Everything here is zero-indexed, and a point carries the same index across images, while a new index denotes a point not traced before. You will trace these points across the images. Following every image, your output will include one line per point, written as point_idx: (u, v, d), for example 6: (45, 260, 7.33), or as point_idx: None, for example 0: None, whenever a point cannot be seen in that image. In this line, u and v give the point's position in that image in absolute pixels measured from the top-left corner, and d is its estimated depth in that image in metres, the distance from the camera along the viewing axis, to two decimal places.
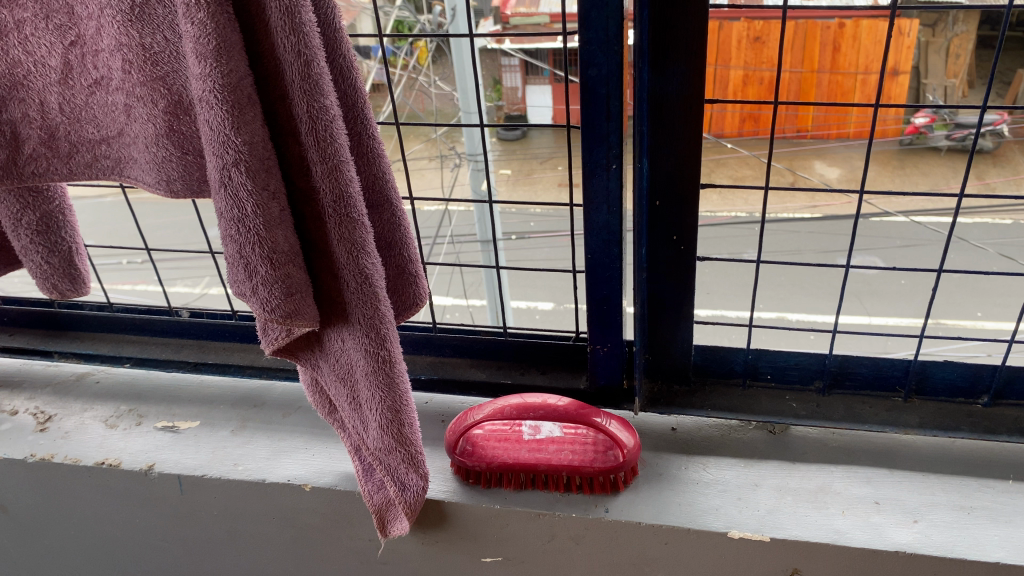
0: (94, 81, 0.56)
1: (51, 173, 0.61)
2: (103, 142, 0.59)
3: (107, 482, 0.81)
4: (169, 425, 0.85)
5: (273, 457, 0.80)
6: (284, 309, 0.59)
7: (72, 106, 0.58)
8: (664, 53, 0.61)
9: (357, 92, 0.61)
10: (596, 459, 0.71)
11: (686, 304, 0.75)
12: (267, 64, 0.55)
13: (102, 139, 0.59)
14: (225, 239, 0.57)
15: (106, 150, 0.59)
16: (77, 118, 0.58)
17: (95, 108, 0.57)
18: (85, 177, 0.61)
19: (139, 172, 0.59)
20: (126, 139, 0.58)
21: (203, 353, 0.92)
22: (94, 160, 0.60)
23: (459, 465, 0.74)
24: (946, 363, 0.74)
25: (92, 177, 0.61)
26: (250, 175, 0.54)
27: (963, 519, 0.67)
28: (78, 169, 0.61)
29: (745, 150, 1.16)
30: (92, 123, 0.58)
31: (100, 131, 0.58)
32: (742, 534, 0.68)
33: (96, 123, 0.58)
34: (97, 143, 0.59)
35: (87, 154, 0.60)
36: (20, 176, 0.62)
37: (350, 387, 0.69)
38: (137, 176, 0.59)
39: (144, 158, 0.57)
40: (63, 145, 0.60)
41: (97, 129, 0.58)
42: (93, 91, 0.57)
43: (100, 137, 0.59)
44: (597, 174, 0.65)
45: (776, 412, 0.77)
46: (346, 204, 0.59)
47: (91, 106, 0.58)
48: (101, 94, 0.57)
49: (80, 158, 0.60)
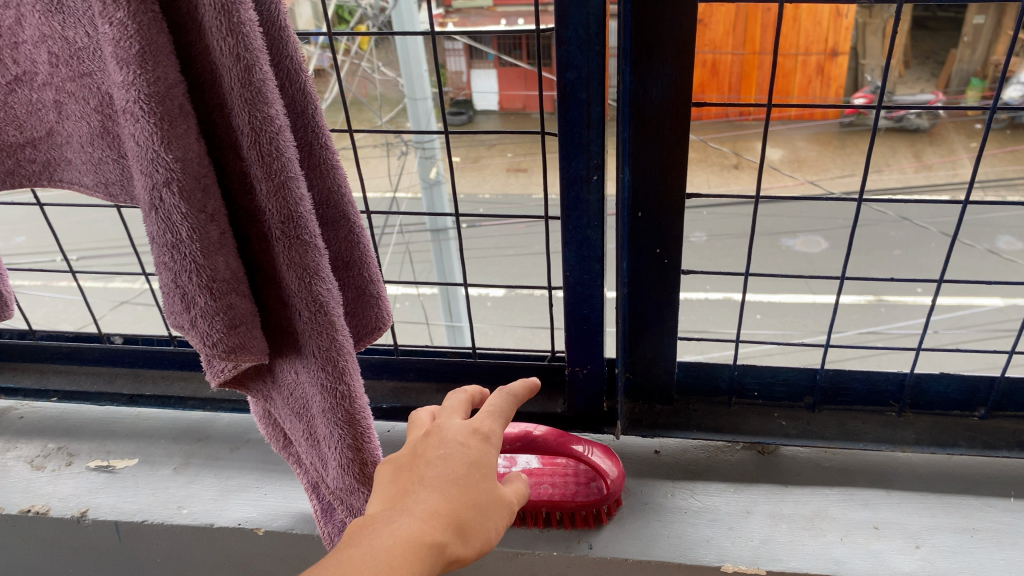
0: (14, 77, 0.49)
1: None
2: (27, 145, 0.51)
3: (34, 530, 0.73)
4: (103, 465, 0.77)
5: (221, 497, 0.72)
6: (228, 343, 0.52)
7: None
8: (648, 52, 0.56)
9: (305, 97, 0.54)
10: (577, 494, 0.66)
11: (669, 321, 0.69)
12: (201, 70, 0.48)
13: (27, 142, 0.51)
14: (159, 267, 0.49)
15: (31, 154, 0.51)
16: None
17: (16, 107, 0.49)
18: (8, 186, 0.53)
19: (74, 175, 0.51)
20: (56, 139, 0.50)
21: (139, 383, 0.84)
22: (17, 166, 0.52)
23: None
24: (942, 376, 0.70)
25: (16, 186, 0.53)
26: (185, 196, 0.47)
27: (967, 543, 0.63)
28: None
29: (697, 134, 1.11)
30: (13, 124, 0.50)
31: (24, 133, 0.50)
32: (736, 567, 0.63)
33: (17, 124, 0.50)
34: (21, 147, 0.51)
35: (8, 160, 0.52)
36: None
37: (307, 423, 0.62)
38: (72, 180, 0.51)
39: (79, 159, 0.50)
40: None
41: (19, 130, 0.50)
42: (13, 88, 0.49)
43: (24, 140, 0.51)
44: (576, 186, 0.59)
45: (764, 432, 0.73)
46: (296, 225, 0.52)
47: (11, 105, 0.50)
48: (22, 92, 0.49)
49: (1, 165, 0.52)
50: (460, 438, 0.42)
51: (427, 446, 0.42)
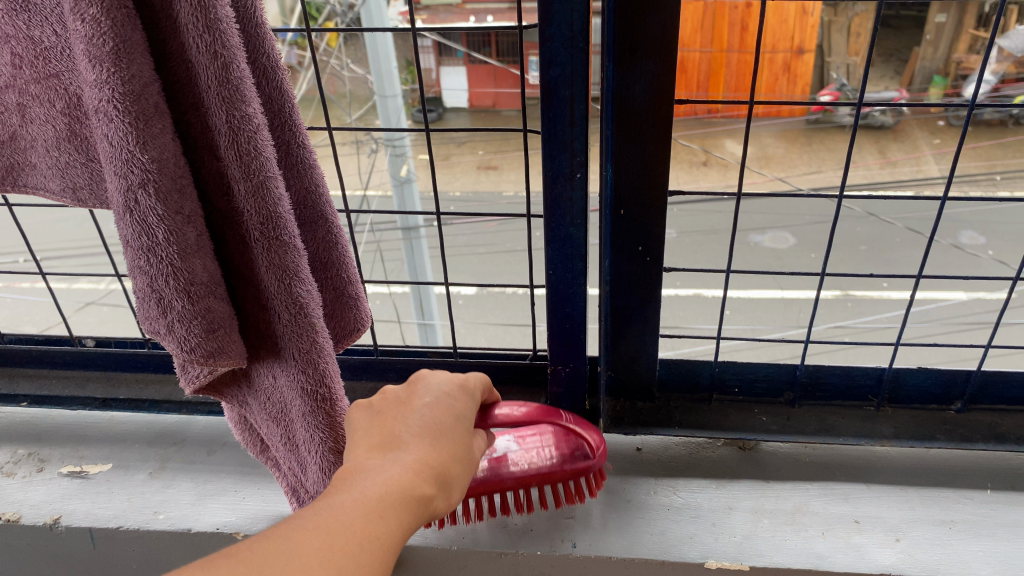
0: None
1: None
2: None
3: (5, 538, 0.71)
4: (76, 470, 0.75)
5: (198, 502, 0.71)
6: (206, 348, 0.51)
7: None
8: (631, 49, 0.55)
9: (283, 95, 0.53)
10: (564, 463, 0.65)
11: (651, 318, 0.69)
12: (176, 68, 0.47)
13: None
14: (133, 271, 0.48)
15: None
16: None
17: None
18: None
19: (39, 180, 0.49)
20: (19, 143, 0.49)
21: (112, 386, 0.82)
22: None
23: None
24: (920, 370, 0.71)
25: None
26: (162, 197, 0.46)
27: (945, 535, 0.64)
28: None
29: None
30: None
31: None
32: (720, 564, 0.63)
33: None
34: None
35: None
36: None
37: (285, 427, 0.61)
38: (37, 185, 0.50)
39: (45, 163, 0.48)
40: None
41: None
42: None
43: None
44: (559, 184, 0.59)
45: (745, 428, 0.73)
46: (275, 226, 0.51)
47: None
48: None
49: None
50: (439, 400, 0.47)
51: (407, 398, 0.46)
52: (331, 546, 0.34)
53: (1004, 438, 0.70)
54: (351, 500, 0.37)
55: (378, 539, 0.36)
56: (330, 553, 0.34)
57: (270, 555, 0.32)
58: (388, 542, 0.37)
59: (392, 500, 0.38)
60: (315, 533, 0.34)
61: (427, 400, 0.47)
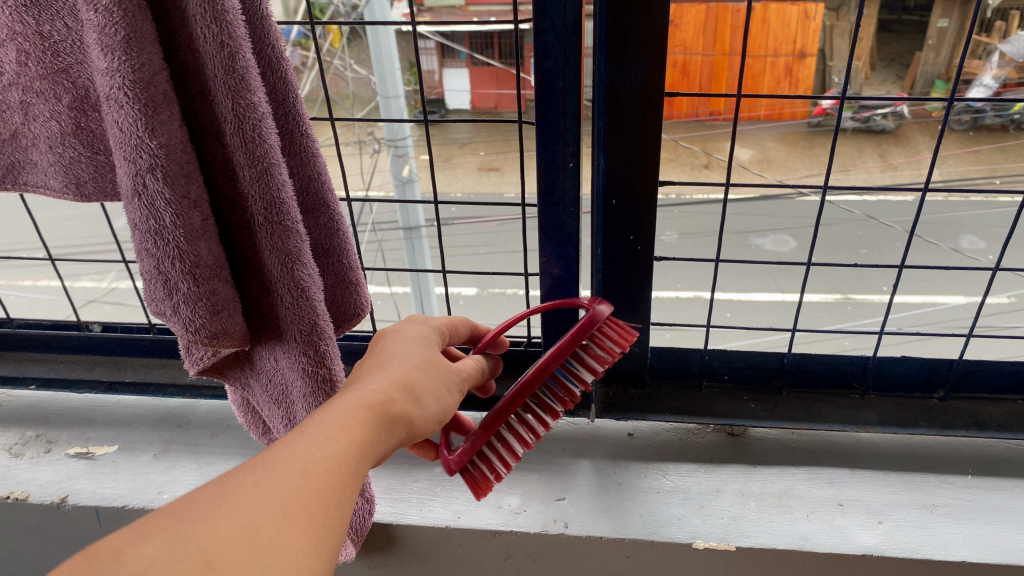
0: None
1: None
2: None
3: (13, 516, 0.73)
4: (83, 451, 0.77)
5: (201, 482, 0.73)
6: (210, 329, 0.53)
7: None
8: (622, 43, 0.57)
9: (287, 86, 0.55)
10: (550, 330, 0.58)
11: (642, 306, 0.71)
12: (184, 57, 0.49)
13: None
14: (141, 254, 0.50)
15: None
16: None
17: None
18: None
19: (39, 178, 0.52)
20: (21, 141, 0.51)
21: (119, 370, 0.84)
22: None
23: (480, 478, 0.52)
24: (904, 359, 0.73)
25: None
26: (169, 181, 0.48)
27: (926, 518, 0.66)
28: None
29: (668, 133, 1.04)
30: None
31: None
32: (707, 544, 0.65)
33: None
34: None
35: None
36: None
37: (286, 409, 0.63)
38: (35, 183, 0.52)
39: (45, 161, 0.50)
40: None
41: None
42: None
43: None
44: (552, 173, 0.61)
45: (734, 414, 0.75)
46: (278, 211, 0.53)
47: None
48: None
49: None
50: (402, 341, 0.50)
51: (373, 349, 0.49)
52: (276, 468, 0.35)
53: (984, 425, 0.72)
54: (298, 425, 0.38)
55: (329, 454, 0.38)
56: (274, 475, 0.35)
57: (211, 494, 0.33)
58: (344, 456, 0.38)
59: (341, 411, 0.39)
60: (258, 464, 0.35)
61: (381, 345, 0.49)
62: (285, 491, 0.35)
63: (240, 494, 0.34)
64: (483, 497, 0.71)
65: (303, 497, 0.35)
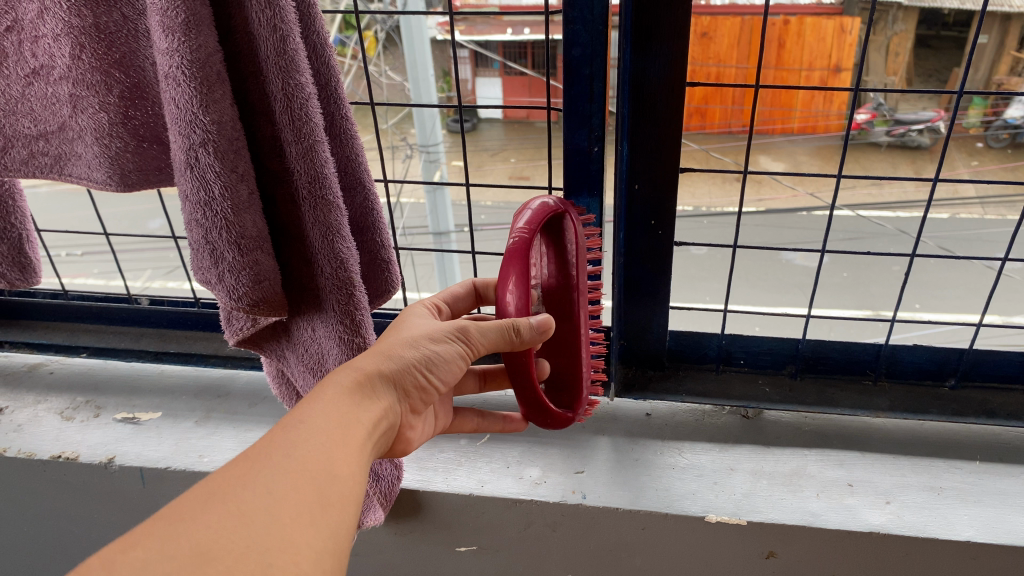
0: (33, 70, 0.53)
1: None
2: (41, 137, 0.55)
3: (63, 476, 0.77)
4: (129, 417, 0.82)
5: (239, 448, 0.77)
6: (252, 297, 0.55)
7: (8, 97, 0.55)
8: (646, 35, 0.61)
9: (329, 70, 0.57)
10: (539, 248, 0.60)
11: (662, 290, 0.75)
12: (238, 40, 0.51)
13: (40, 134, 0.55)
14: (191, 224, 0.53)
15: (44, 146, 0.55)
16: (13, 111, 0.55)
17: (33, 100, 0.54)
18: (21, 175, 0.57)
19: (82, 170, 0.55)
20: (67, 133, 0.54)
21: (163, 342, 0.90)
22: (30, 156, 0.56)
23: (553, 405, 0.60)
24: (916, 348, 0.76)
25: (28, 176, 0.57)
26: (220, 155, 0.50)
27: (934, 500, 0.68)
28: (13, 165, 0.57)
29: (697, 145, 0.98)
30: (29, 116, 0.55)
31: (37, 126, 0.55)
32: (720, 518, 0.67)
33: (33, 117, 0.55)
34: (34, 139, 0.56)
35: (23, 150, 0.56)
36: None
37: (320, 377, 0.65)
38: (80, 174, 0.55)
39: (88, 154, 0.53)
40: None
41: (34, 123, 0.55)
42: (31, 81, 0.54)
43: (37, 132, 0.55)
44: (578, 157, 0.65)
45: (749, 396, 0.79)
46: (321, 185, 0.55)
47: (28, 98, 0.54)
48: (39, 85, 0.54)
49: (15, 154, 0.56)
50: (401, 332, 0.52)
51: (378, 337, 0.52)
52: (263, 459, 0.39)
53: (994, 414, 0.74)
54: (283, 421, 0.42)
55: (310, 433, 0.42)
56: (258, 462, 0.39)
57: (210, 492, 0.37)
58: (325, 433, 0.42)
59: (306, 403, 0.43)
60: (246, 455, 0.40)
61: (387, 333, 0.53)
62: (274, 478, 0.39)
63: (230, 482, 0.38)
64: (506, 468, 0.74)
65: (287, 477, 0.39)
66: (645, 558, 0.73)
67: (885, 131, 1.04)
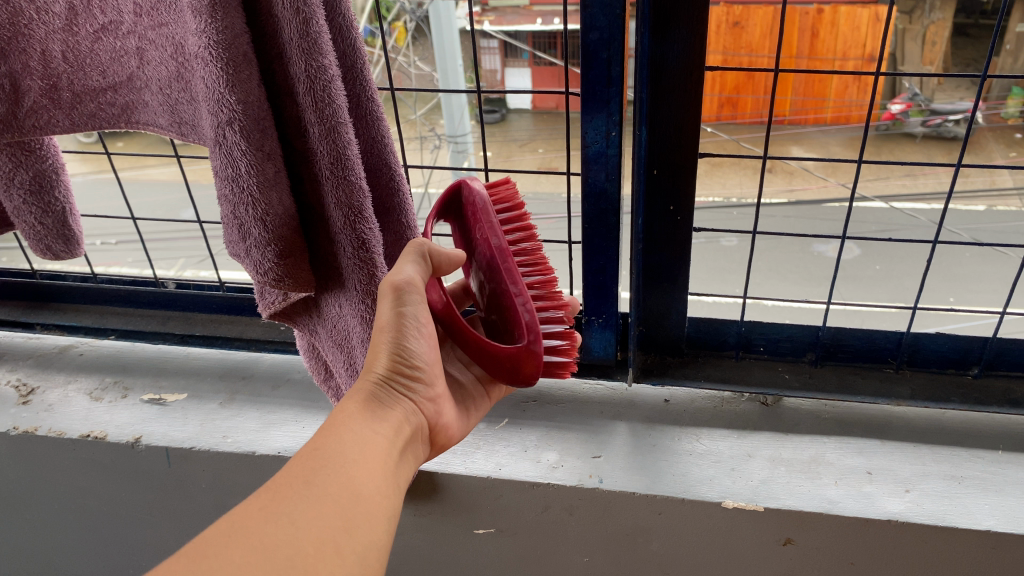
0: (101, 26, 0.53)
1: (57, 124, 0.58)
2: (110, 89, 0.56)
3: (91, 455, 0.79)
4: (155, 398, 0.84)
5: (262, 429, 0.78)
6: (277, 273, 0.56)
7: (77, 54, 0.55)
8: (664, 20, 0.61)
9: (356, 51, 0.56)
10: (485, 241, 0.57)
11: (680, 275, 0.75)
12: (264, 21, 0.52)
13: (109, 86, 0.56)
14: (221, 199, 0.54)
15: (112, 97, 0.56)
16: (81, 66, 0.55)
17: (101, 55, 0.54)
18: (90, 128, 0.58)
19: (151, 117, 0.56)
20: (138, 82, 0.55)
21: (189, 325, 0.92)
22: (101, 107, 0.57)
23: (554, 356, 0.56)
24: (938, 336, 0.75)
25: (100, 128, 0.58)
26: (246, 134, 0.51)
27: (954, 489, 0.67)
28: (83, 118, 0.57)
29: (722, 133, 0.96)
30: (97, 70, 0.55)
31: (106, 78, 0.55)
32: (736, 504, 0.67)
33: (101, 70, 0.55)
34: (103, 90, 0.56)
35: (94, 101, 0.57)
36: (21, 130, 0.58)
37: (347, 353, 0.66)
38: (149, 121, 0.57)
39: (157, 102, 0.55)
40: (67, 95, 0.57)
41: (103, 75, 0.55)
42: (99, 36, 0.54)
43: (106, 84, 0.56)
44: (597, 141, 0.65)
45: (768, 384, 0.79)
46: (344, 166, 0.54)
47: (97, 53, 0.54)
48: (108, 40, 0.54)
49: (84, 108, 0.57)
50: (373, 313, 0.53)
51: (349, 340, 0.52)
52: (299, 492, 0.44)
53: (1018, 403, 0.73)
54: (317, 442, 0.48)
55: (330, 452, 0.46)
56: (294, 490, 0.44)
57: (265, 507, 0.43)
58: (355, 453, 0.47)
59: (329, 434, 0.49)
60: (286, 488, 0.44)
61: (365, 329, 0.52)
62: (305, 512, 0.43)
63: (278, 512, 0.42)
64: (523, 452, 0.75)
65: (330, 483, 0.45)
66: (662, 543, 0.73)
67: (919, 121, 1.01)
